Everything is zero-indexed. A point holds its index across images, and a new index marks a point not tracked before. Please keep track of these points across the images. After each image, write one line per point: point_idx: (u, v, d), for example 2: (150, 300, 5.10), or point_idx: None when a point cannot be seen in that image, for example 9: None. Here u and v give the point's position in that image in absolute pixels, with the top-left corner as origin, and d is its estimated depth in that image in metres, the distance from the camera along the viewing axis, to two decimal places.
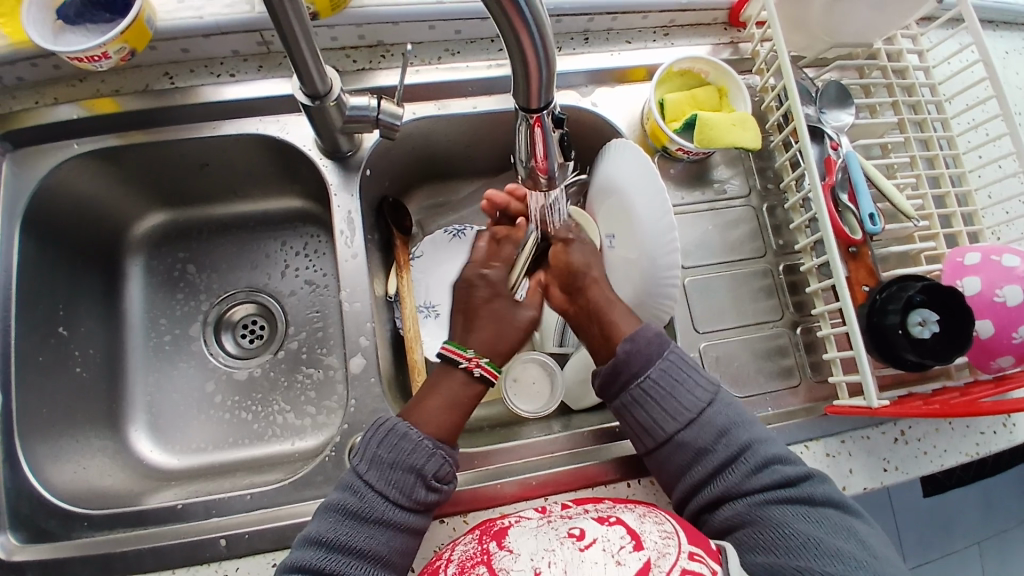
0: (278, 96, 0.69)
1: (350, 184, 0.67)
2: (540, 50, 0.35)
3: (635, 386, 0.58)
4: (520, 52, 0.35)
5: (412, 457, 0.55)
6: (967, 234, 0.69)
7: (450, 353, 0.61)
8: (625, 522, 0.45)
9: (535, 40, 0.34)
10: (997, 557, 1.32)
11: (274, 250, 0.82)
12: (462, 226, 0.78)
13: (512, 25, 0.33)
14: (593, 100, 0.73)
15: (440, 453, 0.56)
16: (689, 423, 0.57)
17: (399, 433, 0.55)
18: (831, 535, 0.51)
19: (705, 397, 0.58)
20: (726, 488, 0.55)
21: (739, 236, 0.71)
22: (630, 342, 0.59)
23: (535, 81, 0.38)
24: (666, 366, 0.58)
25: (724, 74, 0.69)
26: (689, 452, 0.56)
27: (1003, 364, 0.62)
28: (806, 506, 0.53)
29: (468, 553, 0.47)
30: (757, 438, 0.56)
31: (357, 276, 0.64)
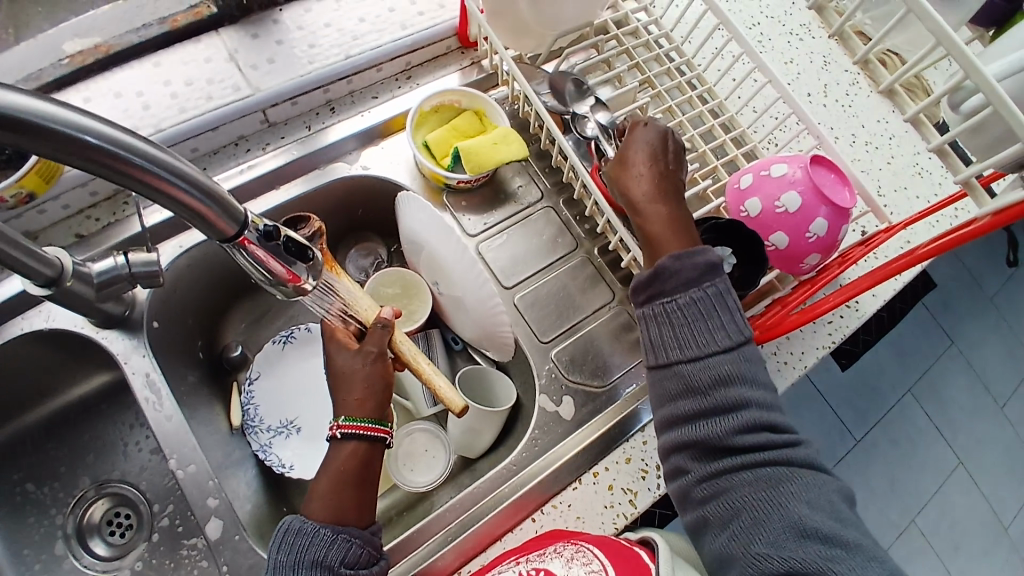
0: (8, 297, 0.63)
1: (139, 346, 0.63)
2: (179, 181, 0.38)
3: (660, 303, 0.56)
4: (180, 205, 0.39)
5: (312, 552, 0.50)
6: (742, 156, 0.73)
7: (354, 430, 0.55)
8: (552, 573, 0.46)
9: (165, 176, 0.37)
10: (929, 394, 1.42)
11: (111, 432, 0.76)
12: (288, 330, 0.74)
13: (151, 186, 0.37)
14: (364, 164, 0.73)
15: (345, 537, 0.52)
16: (699, 357, 0.54)
17: (295, 530, 0.51)
18: (801, 505, 0.48)
19: (726, 342, 0.54)
20: (707, 437, 0.52)
21: (550, 237, 0.72)
22: (675, 261, 0.56)
23: (212, 219, 0.40)
24: (697, 296, 0.55)
25: (474, 98, 0.71)
26: (682, 381, 0.54)
27: (812, 262, 0.65)
28: (778, 467, 0.51)
29: None
30: (762, 405, 0.53)
31: (182, 435, 0.60)
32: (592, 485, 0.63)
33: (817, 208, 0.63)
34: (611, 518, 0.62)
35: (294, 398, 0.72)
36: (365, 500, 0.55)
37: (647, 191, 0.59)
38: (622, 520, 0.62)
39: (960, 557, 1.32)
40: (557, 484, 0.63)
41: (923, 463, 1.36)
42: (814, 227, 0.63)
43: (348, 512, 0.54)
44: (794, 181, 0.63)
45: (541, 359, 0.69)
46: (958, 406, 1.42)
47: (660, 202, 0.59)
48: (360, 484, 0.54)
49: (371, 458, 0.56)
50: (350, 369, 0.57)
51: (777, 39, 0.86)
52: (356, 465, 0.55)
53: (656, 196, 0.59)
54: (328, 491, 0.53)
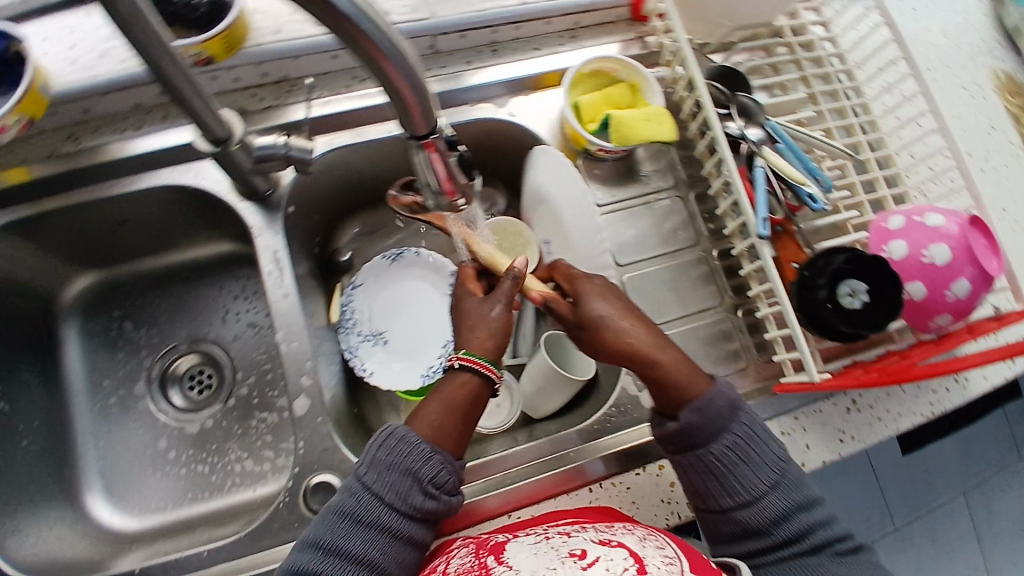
0: (182, 145, 0.67)
1: (275, 224, 0.66)
2: (409, 75, 0.37)
3: (694, 454, 0.56)
4: (390, 80, 0.37)
5: (408, 461, 0.52)
6: (891, 198, 0.69)
7: (467, 362, 0.58)
8: (626, 545, 0.42)
9: (400, 66, 0.36)
10: (983, 500, 1.35)
11: (213, 296, 0.81)
12: (399, 250, 0.76)
13: (371, 53, 0.35)
14: (510, 110, 0.73)
15: (439, 458, 0.53)
16: (749, 503, 0.54)
17: (397, 435, 0.53)
18: None
19: (770, 480, 0.55)
20: (769, 563, 0.53)
21: (671, 227, 0.72)
22: (697, 415, 0.56)
23: (409, 102, 0.39)
24: (731, 442, 0.55)
25: (633, 70, 0.69)
26: (739, 527, 0.55)
27: (942, 322, 0.63)
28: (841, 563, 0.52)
29: (465, 567, 0.44)
30: (819, 523, 0.54)
31: (292, 315, 0.64)
32: (654, 475, 0.64)
33: (963, 268, 0.60)
34: (664, 512, 0.63)
35: (388, 313, 0.75)
36: (466, 433, 0.56)
37: (635, 325, 0.60)
38: (675, 518, 0.63)
39: None
40: (622, 464, 0.64)
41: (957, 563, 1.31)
42: (956, 287, 0.60)
43: (445, 437, 0.55)
44: (947, 235, 0.61)
45: None
46: (1010, 521, 1.35)
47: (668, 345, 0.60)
48: (464, 414, 0.57)
49: (477, 396, 0.58)
50: (472, 309, 0.62)
51: (953, 89, 0.81)
52: (463, 399, 0.57)
53: (643, 334, 0.60)
54: (435, 410, 0.56)
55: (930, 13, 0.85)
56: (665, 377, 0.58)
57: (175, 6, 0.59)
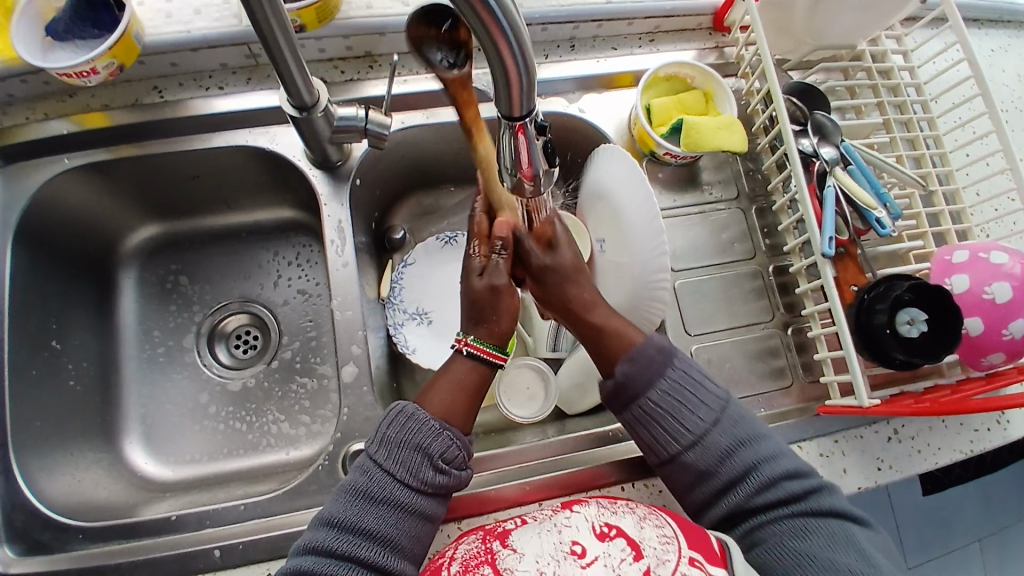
0: (267, 107, 0.70)
1: (341, 194, 0.68)
2: (519, 56, 0.37)
3: (636, 406, 0.59)
4: (500, 59, 0.37)
5: (419, 437, 0.55)
6: (955, 232, 0.69)
7: (474, 349, 0.60)
8: (624, 531, 0.45)
9: (513, 48, 0.36)
10: (998, 554, 1.32)
11: (267, 260, 0.82)
12: (453, 233, 0.78)
13: (490, 32, 0.35)
14: (580, 106, 0.74)
15: (449, 435, 0.56)
16: (693, 442, 0.57)
17: (406, 413, 0.56)
18: (831, 552, 0.52)
19: (709, 416, 0.58)
20: (732, 507, 0.56)
21: (727, 238, 0.72)
22: (630, 363, 0.59)
23: (515, 82, 0.39)
24: (666, 386, 0.59)
25: (709, 78, 0.71)
26: (692, 472, 0.57)
27: (994, 361, 0.62)
28: (802, 520, 0.54)
29: (472, 552, 0.47)
30: (761, 457, 0.57)
31: (349, 284, 0.65)
32: None
33: None
34: None
35: (437, 293, 0.76)
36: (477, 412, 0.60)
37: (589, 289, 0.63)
38: None
39: None
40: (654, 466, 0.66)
41: None
42: (1012, 326, 0.59)
43: (460, 416, 0.59)
44: (1010, 274, 0.60)
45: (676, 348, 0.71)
46: None
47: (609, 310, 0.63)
48: (472, 395, 0.60)
49: (483, 377, 0.61)
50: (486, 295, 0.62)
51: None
52: (477, 378, 0.60)
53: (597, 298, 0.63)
54: (445, 388, 0.59)
55: (1009, 54, 0.84)
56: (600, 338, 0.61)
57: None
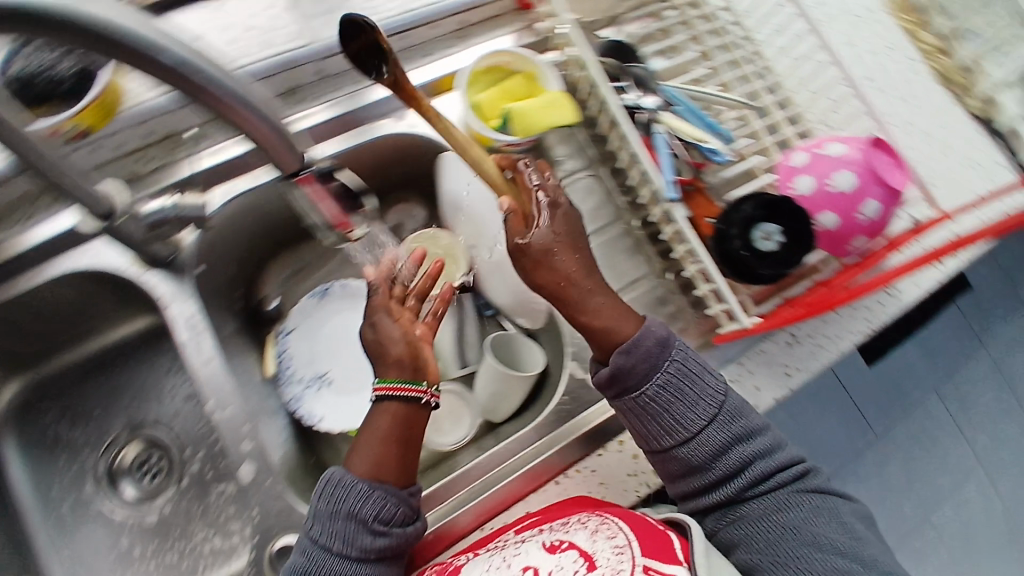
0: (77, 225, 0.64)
1: (184, 288, 0.63)
2: (275, 134, 0.50)
3: (631, 398, 0.58)
4: (272, 149, 0.51)
5: (350, 504, 0.53)
6: (796, 136, 0.70)
7: (384, 390, 0.57)
8: (577, 544, 0.50)
9: (279, 139, 0.51)
10: (956, 401, 1.39)
11: (148, 375, 0.77)
12: (325, 284, 0.72)
13: (251, 132, 0.49)
14: (409, 123, 0.70)
15: (380, 493, 0.54)
16: (688, 438, 0.57)
17: (334, 483, 0.53)
18: (811, 522, 0.55)
19: (706, 415, 0.57)
20: (723, 498, 0.57)
21: (590, 207, 0.72)
22: (626, 356, 0.57)
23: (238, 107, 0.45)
24: (663, 381, 0.57)
25: (527, 60, 0.68)
26: (683, 463, 0.58)
27: (859, 244, 0.64)
28: (784, 496, 0.57)
29: None
30: (757, 452, 0.57)
31: (217, 382, 0.61)
32: (616, 452, 0.65)
33: (870, 189, 0.61)
34: (633, 485, 0.64)
35: (326, 352, 0.70)
36: (408, 458, 0.57)
37: (582, 271, 0.61)
38: (645, 487, 0.64)
39: None
40: (585, 449, 0.65)
41: (940, 462, 1.39)
42: (863, 209, 0.61)
43: (388, 464, 0.56)
44: (849, 161, 0.62)
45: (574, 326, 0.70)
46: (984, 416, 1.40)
47: (593, 288, 0.61)
48: (400, 443, 0.57)
49: (406, 420, 0.58)
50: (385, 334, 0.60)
51: None
52: (393, 425, 0.57)
53: (590, 271, 0.61)
54: (367, 444, 0.56)
55: None
56: (591, 327, 0.60)
57: (39, 85, 0.56)
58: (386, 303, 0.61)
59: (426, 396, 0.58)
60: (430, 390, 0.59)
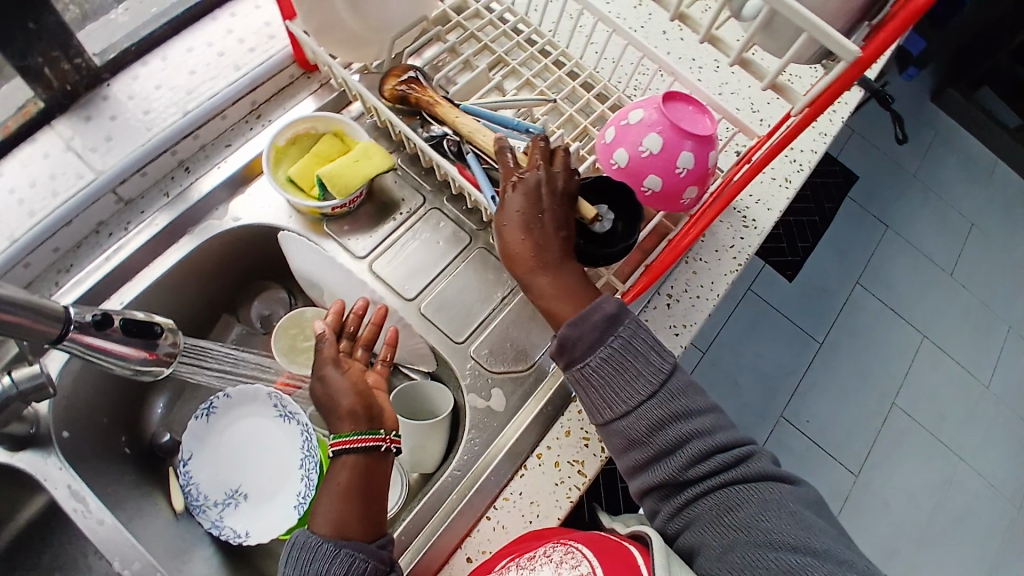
0: None
1: (60, 461, 0.61)
2: (13, 308, 0.43)
3: (577, 368, 0.58)
4: (11, 325, 0.44)
5: (316, 568, 0.52)
6: (607, 111, 0.72)
7: (342, 446, 0.57)
8: None
9: (15, 310, 0.44)
10: (877, 283, 1.47)
11: (69, 546, 0.74)
12: (207, 403, 0.69)
13: None
14: (235, 214, 0.72)
15: (347, 551, 0.52)
16: (628, 411, 0.56)
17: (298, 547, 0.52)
18: (763, 516, 0.51)
19: (647, 389, 0.57)
20: (665, 477, 0.55)
21: (443, 239, 0.72)
22: (573, 328, 0.58)
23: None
24: (607, 353, 0.57)
25: (329, 120, 0.70)
26: (625, 437, 0.57)
27: (692, 195, 0.64)
28: (732, 491, 0.53)
29: None
30: (699, 429, 0.56)
31: (120, 537, 0.60)
32: (538, 468, 0.64)
33: (680, 142, 0.61)
34: (563, 493, 0.63)
35: (232, 466, 0.69)
36: (370, 510, 0.56)
37: (526, 255, 0.60)
38: (575, 492, 0.63)
39: (948, 426, 1.40)
40: (506, 475, 0.64)
41: (888, 342, 1.44)
42: (681, 163, 0.61)
43: (354, 522, 0.55)
44: (651, 123, 0.62)
45: (463, 359, 0.69)
46: (906, 287, 1.49)
47: (559, 263, 0.60)
48: (366, 497, 0.56)
49: (369, 471, 0.57)
50: (333, 386, 0.61)
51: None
52: (354, 478, 0.57)
53: (539, 257, 0.60)
54: (332, 503, 0.56)
55: None
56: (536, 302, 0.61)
57: None
58: (332, 357, 0.62)
59: (386, 443, 0.59)
60: (387, 435, 0.59)
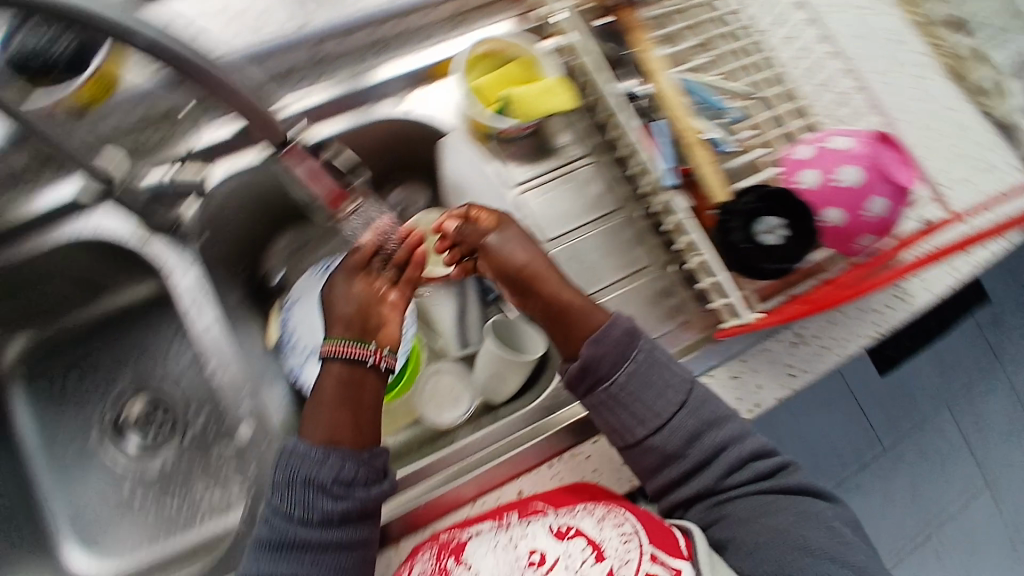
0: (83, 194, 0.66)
1: (187, 257, 0.68)
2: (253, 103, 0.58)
3: (602, 390, 0.60)
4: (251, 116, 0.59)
5: (305, 470, 0.54)
6: (799, 130, 0.69)
7: (342, 351, 0.60)
8: (585, 531, 0.54)
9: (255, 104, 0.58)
10: (964, 409, 1.39)
11: (154, 339, 0.79)
12: (329, 259, 0.74)
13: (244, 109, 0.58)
14: (407, 107, 0.74)
15: (335, 457, 0.55)
16: (659, 427, 0.60)
17: (286, 453, 0.55)
18: (797, 525, 0.58)
19: (676, 400, 0.60)
20: (700, 486, 0.60)
21: (595, 192, 0.72)
22: (595, 346, 0.61)
23: (215, 83, 0.55)
24: (632, 368, 0.61)
25: (522, 46, 0.67)
26: (659, 454, 0.60)
27: (866, 243, 0.62)
28: (767, 498, 0.60)
29: (430, 570, 0.54)
30: (731, 436, 0.60)
31: (219, 346, 0.68)
32: None
33: (877, 185, 0.60)
34: (627, 475, 0.64)
35: None
36: (363, 423, 0.58)
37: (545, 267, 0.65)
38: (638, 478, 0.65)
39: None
40: (577, 434, 0.65)
41: (953, 471, 1.35)
42: (869, 207, 0.60)
43: (340, 432, 0.57)
44: (856, 155, 0.60)
45: None
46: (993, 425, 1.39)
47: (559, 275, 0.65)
48: (353, 407, 0.59)
49: (355, 383, 0.60)
50: (344, 293, 0.64)
51: None
52: (341, 388, 0.59)
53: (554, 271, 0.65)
54: (321, 412, 0.58)
55: None
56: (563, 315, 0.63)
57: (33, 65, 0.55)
58: (353, 266, 0.65)
59: (374, 358, 0.61)
60: (378, 350, 0.62)
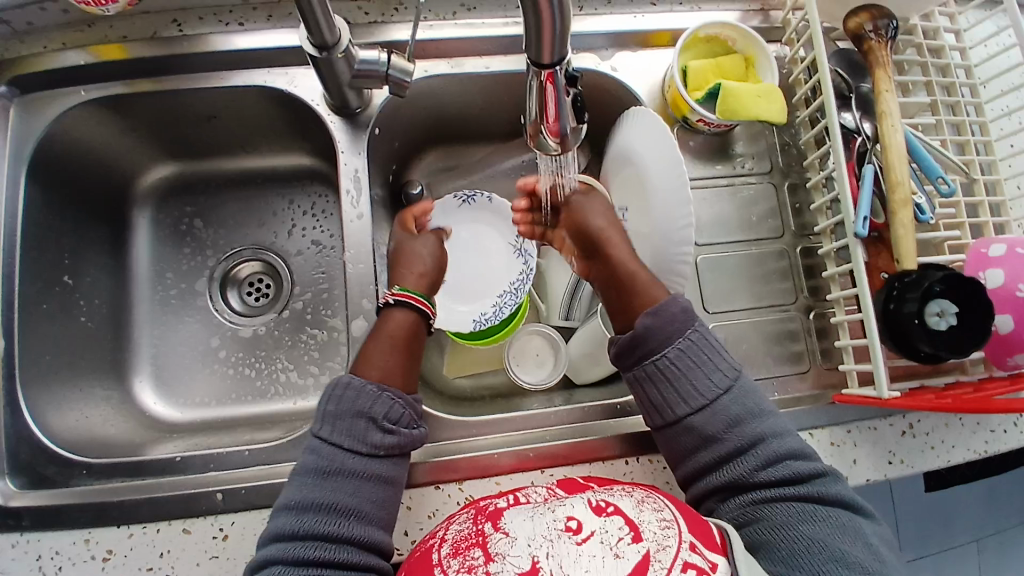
0: (285, 47, 0.67)
1: (359, 142, 0.66)
2: None
3: (651, 362, 0.58)
4: None
5: (360, 403, 0.55)
6: (992, 225, 0.65)
7: (406, 299, 0.63)
8: (623, 511, 0.42)
9: None
10: None
11: (281, 208, 0.81)
12: (472, 192, 0.76)
13: None
14: (612, 64, 0.70)
15: (388, 395, 0.57)
16: (703, 407, 0.56)
17: (341, 385, 0.56)
18: (837, 536, 0.49)
19: (722, 383, 0.57)
20: (732, 479, 0.54)
21: (757, 214, 0.69)
22: (652, 317, 0.59)
23: None
24: (685, 345, 0.58)
25: (752, 42, 0.66)
26: (697, 436, 0.55)
27: (1021, 362, 0.59)
28: (809, 507, 0.51)
29: (462, 533, 0.43)
30: (770, 433, 0.55)
31: (362, 237, 0.65)
32: None
33: None
34: None
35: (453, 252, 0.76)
36: (411, 368, 0.61)
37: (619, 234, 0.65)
38: None
39: None
40: None
41: None
42: None
43: (396, 373, 0.59)
44: None
45: None
46: None
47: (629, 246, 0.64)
48: (408, 349, 0.61)
49: (415, 331, 0.62)
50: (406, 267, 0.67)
51: None
52: (399, 331, 0.61)
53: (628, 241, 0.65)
54: (381, 353, 0.59)
55: None
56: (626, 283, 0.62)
57: None
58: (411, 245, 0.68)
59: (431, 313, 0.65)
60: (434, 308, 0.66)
